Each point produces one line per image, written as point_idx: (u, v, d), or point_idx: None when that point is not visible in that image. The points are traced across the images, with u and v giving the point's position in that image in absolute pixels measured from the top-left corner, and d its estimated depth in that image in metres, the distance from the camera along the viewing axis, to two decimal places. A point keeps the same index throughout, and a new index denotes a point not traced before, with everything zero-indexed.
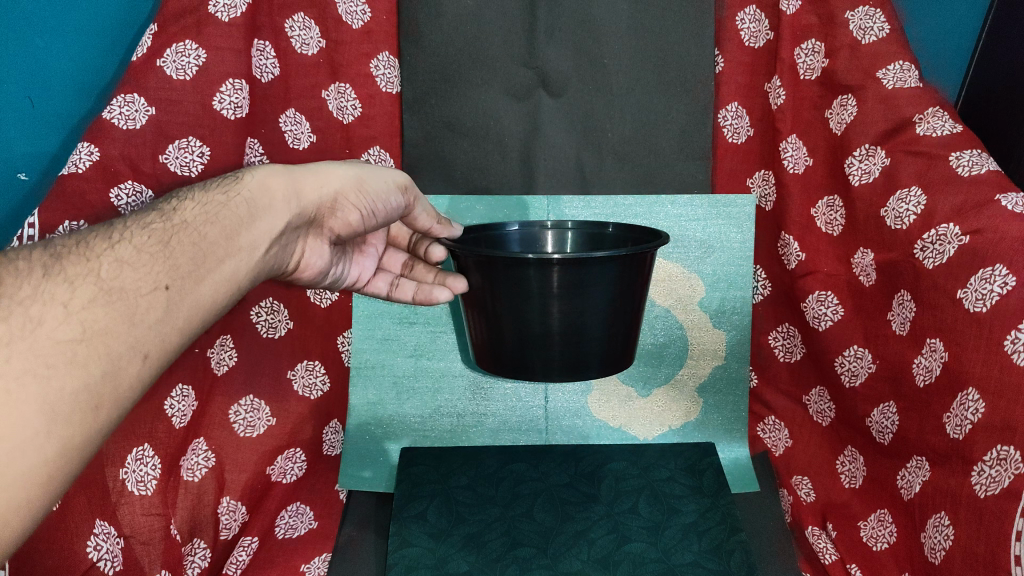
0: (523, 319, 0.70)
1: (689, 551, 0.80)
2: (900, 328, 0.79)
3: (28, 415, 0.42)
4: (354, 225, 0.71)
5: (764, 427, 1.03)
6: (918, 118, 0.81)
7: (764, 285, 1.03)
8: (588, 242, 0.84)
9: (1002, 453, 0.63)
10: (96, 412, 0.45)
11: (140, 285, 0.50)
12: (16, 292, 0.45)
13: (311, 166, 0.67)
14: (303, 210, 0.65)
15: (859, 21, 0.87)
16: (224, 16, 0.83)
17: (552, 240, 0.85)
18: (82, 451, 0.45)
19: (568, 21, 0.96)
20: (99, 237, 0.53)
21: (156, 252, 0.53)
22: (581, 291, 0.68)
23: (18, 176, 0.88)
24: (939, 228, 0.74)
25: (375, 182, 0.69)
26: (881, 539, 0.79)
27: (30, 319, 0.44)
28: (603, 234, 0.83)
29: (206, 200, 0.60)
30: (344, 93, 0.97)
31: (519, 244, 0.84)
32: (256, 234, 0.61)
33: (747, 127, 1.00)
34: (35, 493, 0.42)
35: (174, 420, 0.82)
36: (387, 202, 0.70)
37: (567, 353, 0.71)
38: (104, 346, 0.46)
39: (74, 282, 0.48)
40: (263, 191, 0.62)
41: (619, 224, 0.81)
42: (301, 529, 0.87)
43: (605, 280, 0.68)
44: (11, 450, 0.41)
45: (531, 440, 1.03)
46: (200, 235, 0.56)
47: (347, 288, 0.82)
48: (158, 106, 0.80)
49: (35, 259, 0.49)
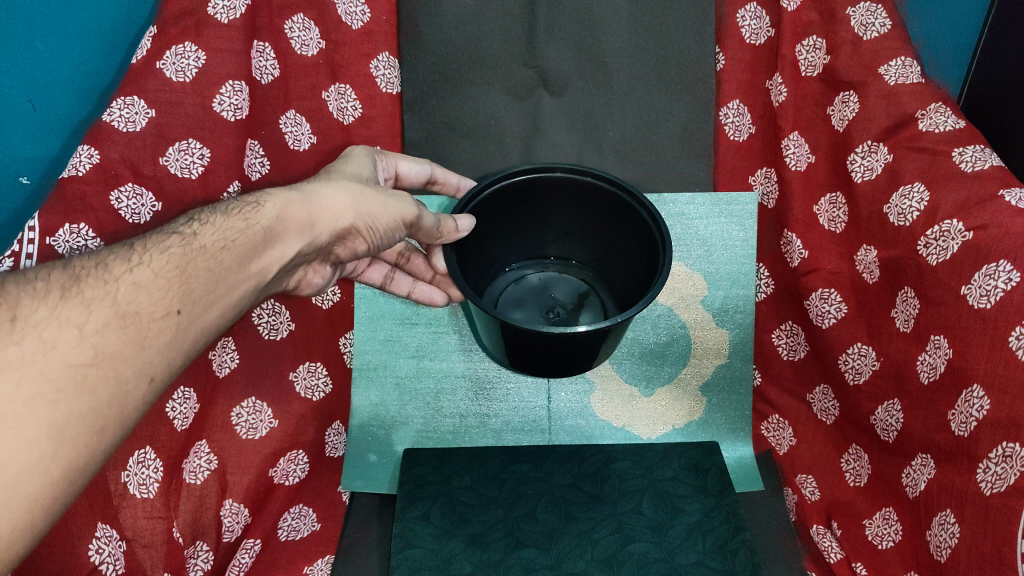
0: (518, 348, 0.73)
1: (695, 550, 0.81)
2: (904, 326, 0.79)
3: (35, 437, 0.43)
4: (360, 252, 0.71)
5: (768, 426, 1.01)
6: (921, 114, 0.81)
7: (768, 282, 1.02)
8: (599, 189, 0.78)
9: (1008, 450, 0.63)
10: (101, 433, 0.47)
11: (153, 309, 0.51)
12: (32, 315, 0.47)
13: (327, 194, 0.65)
14: (315, 240, 0.65)
15: (861, 17, 0.86)
16: (224, 18, 0.83)
17: (558, 185, 0.80)
18: (87, 468, 0.46)
19: (569, 19, 0.96)
20: (118, 257, 0.54)
21: (171, 277, 0.54)
22: (595, 341, 0.70)
23: (19, 179, 0.89)
24: (943, 224, 0.73)
25: (385, 217, 0.67)
26: (886, 538, 0.80)
27: (43, 343, 0.46)
28: (617, 193, 0.77)
29: (225, 224, 0.60)
30: (344, 94, 0.98)
31: (524, 194, 0.80)
32: (267, 262, 0.61)
33: (749, 124, 1.00)
34: (37, 510, 0.43)
35: (175, 424, 0.81)
36: (393, 236, 0.70)
37: (572, 369, 0.76)
38: (114, 370, 0.48)
39: (90, 305, 0.49)
40: (280, 220, 0.62)
41: (639, 196, 0.75)
42: (303, 531, 0.89)
43: (598, 338, 0.69)
44: (14, 473, 0.42)
45: (534, 441, 1.02)
46: (216, 261, 0.57)
47: (345, 276, 0.84)
48: (158, 108, 0.80)
49: (53, 280, 0.50)
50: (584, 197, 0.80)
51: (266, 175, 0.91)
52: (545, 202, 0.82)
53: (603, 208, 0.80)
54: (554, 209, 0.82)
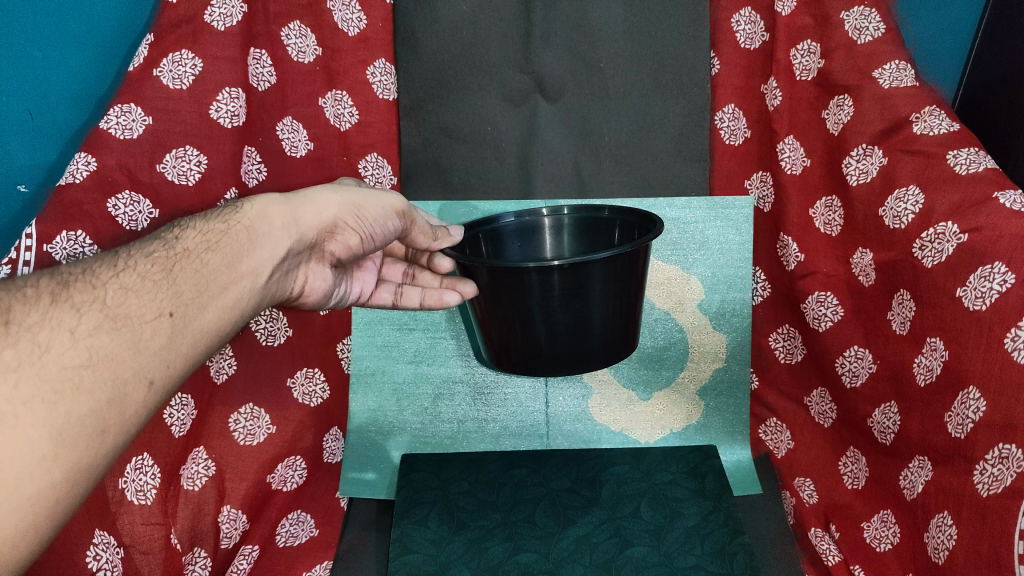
0: (525, 324, 0.71)
1: (692, 554, 0.80)
2: (900, 328, 0.79)
3: (35, 438, 0.43)
4: (353, 248, 0.71)
5: (765, 430, 1.03)
6: (915, 117, 0.81)
7: (764, 286, 1.02)
8: (585, 225, 0.83)
9: (1004, 452, 0.63)
10: (101, 436, 0.47)
11: (144, 312, 0.52)
12: (24, 319, 0.47)
13: (309, 193, 0.67)
14: (303, 236, 0.66)
15: (854, 21, 0.87)
16: (220, 26, 0.84)
17: (550, 228, 0.85)
18: (88, 474, 0.46)
19: (565, 25, 0.96)
20: (104, 264, 0.54)
21: (160, 279, 0.55)
22: (583, 292, 0.68)
23: (18, 188, 0.89)
24: (938, 226, 0.74)
25: (372, 208, 0.69)
26: (884, 540, 0.79)
27: (38, 345, 0.46)
28: (599, 217, 0.82)
29: (207, 228, 0.61)
30: (340, 100, 0.97)
31: (519, 233, 0.84)
32: (257, 261, 0.62)
33: (745, 128, 1.00)
34: (40, 518, 0.43)
35: (174, 429, 0.81)
36: (384, 226, 0.71)
37: (572, 348, 0.72)
38: (110, 372, 0.48)
39: (81, 309, 0.49)
40: (263, 220, 0.64)
41: (614, 207, 0.80)
42: (301, 537, 0.88)
43: (602, 278, 0.68)
44: (16, 475, 0.42)
45: (533, 446, 1.03)
46: (203, 263, 0.58)
47: (352, 304, 0.82)
48: (155, 115, 0.81)
49: (42, 287, 0.50)
50: (574, 236, 0.84)
51: (264, 181, 0.93)
52: (541, 248, 0.85)
53: (584, 232, 0.84)
54: (540, 245, 0.85)
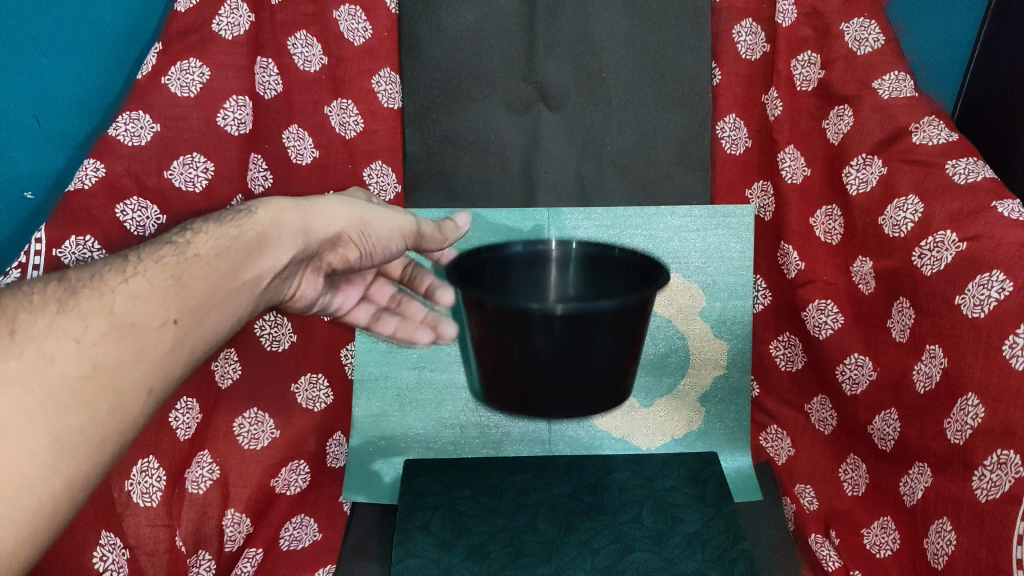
0: (524, 364, 0.71)
1: (694, 560, 0.80)
2: (900, 335, 0.80)
3: (35, 448, 0.44)
4: (352, 261, 0.73)
5: (767, 436, 1.03)
6: (914, 127, 0.82)
7: (765, 294, 1.03)
8: (593, 259, 0.83)
9: (1003, 457, 0.63)
10: (101, 446, 0.48)
11: (150, 320, 0.52)
12: (31, 328, 0.48)
13: (320, 202, 0.68)
14: (308, 246, 0.68)
15: (854, 33, 0.89)
16: (228, 35, 0.85)
17: (555, 260, 0.84)
18: (86, 480, 0.47)
19: (568, 36, 0.98)
20: (112, 270, 0.55)
21: (167, 287, 0.55)
22: (584, 338, 0.68)
23: (24, 194, 0.92)
24: (937, 235, 0.74)
25: (380, 226, 0.71)
26: (884, 546, 0.80)
27: (42, 355, 0.47)
28: (609, 254, 0.81)
29: (219, 233, 0.61)
30: (345, 109, 0.98)
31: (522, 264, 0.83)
32: (261, 270, 0.63)
33: (745, 138, 1.01)
34: (38, 527, 0.45)
35: (179, 433, 0.82)
36: (388, 245, 0.73)
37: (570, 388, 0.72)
38: (113, 382, 0.49)
39: (86, 317, 0.50)
40: (273, 226, 0.64)
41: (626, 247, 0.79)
42: (305, 540, 0.88)
43: (605, 327, 0.67)
44: (17, 485, 0.43)
45: (534, 451, 1.03)
46: (212, 271, 0.58)
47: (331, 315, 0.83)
48: (163, 123, 0.82)
49: (51, 294, 0.52)
50: (581, 270, 0.84)
51: (269, 187, 0.94)
52: (544, 281, 0.84)
53: (591, 266, 0.83)
54: (544, 278, 0.84)
